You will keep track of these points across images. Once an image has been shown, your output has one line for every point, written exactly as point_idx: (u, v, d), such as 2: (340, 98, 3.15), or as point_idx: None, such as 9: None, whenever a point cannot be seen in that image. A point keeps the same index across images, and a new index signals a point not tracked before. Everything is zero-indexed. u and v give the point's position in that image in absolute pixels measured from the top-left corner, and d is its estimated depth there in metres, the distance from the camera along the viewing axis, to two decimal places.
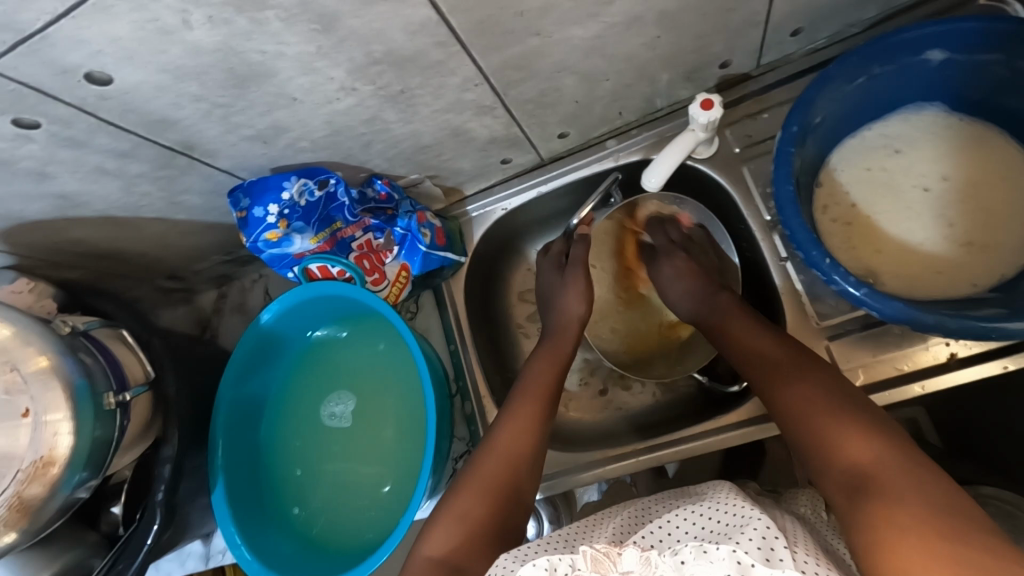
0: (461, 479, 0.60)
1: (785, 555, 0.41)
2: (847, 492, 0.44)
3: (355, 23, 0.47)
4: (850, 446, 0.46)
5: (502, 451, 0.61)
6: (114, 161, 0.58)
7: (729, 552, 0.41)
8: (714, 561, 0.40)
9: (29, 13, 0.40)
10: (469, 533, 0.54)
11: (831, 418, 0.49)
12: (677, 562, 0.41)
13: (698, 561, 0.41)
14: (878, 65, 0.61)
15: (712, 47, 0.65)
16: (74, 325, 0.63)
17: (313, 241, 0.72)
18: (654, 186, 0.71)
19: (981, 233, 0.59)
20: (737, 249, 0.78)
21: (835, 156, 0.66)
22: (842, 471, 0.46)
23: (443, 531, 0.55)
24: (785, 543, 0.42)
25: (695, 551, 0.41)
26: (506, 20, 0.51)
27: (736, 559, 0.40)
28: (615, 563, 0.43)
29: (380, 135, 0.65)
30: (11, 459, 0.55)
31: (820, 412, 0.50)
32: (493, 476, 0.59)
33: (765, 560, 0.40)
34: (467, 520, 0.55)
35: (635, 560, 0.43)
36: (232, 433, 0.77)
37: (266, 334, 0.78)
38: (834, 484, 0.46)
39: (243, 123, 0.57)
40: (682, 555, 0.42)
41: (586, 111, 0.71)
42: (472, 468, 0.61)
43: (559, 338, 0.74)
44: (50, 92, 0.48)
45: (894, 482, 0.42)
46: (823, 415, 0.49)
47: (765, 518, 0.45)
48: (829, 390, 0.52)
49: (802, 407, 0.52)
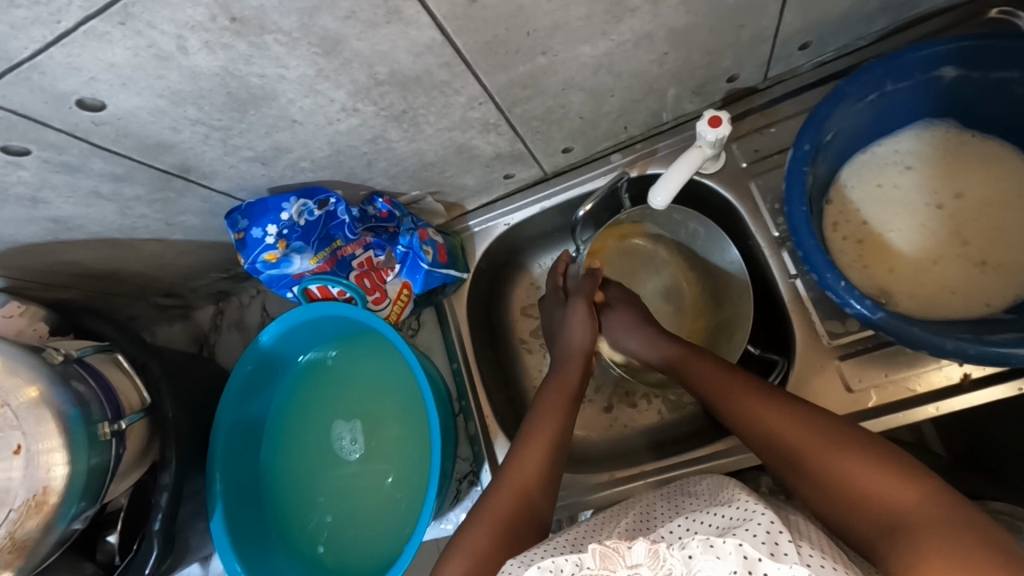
0: (472, 512, 0.59)
1: (790, 550, 0.40)
2: (884, 537, 0.43)
3: (361, 46, 0.46)
4: (878, 488, 0.45)
5: (513, 483, 0.60)
6: (109, 185, 0.56)
7: (735, 547, 0.41)
8: (721, 556, 0.40)
9: (17, 41, 0.38)
10: (479, 563, 0.53)
11: (845, 454, 0.48)
12: (685, 556, 0.41)
13: (705, 556, 0.40)
14: (890, 82, 0.60)
15: (722, 62, 0.63)
16: (67, 351, 0.61)
17: (313, 261, 0.70)
18: (661, 205, 0.66)
19: (995, 252, 0.58)
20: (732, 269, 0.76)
21: (846, 172, 0.65)
22: (873, 514, 0.45)
23: (454, 563, 0.54)
24: (790, 538, 0.41)
25: (702, 545, 0.41)
26: (512, 40, 0.50)
27: (742, 553, 0.40)
28: (624, 556, 0.42)
29: (384, 153, 0.63)
30: (4, 496, 0.53)
31: (835, 448, 0.49)
32: (503, 510, 0.58)
33: (771, 554, 0.40)
34: (475, 550, 0.54)
35: (644, 552, 0.42)
36: (231, 458, 0.75)
37: (265, 356, 0.76)
38: (868, 531, 0.45)
39: (243, 145, 0.55)
40: (689, 549, 0.41)
41: (591, 127, 0.69)
42: (486, 499, 0.60)
43: (564, 367, 0.72)
44: (42, 118, 0.46)
45: (939, 521, 0.41)
46: (837, 454, 0.49)
47: (769, 512, 0.44)
48: (830, 424, 0.51)
49: (814, 449, 0.50)
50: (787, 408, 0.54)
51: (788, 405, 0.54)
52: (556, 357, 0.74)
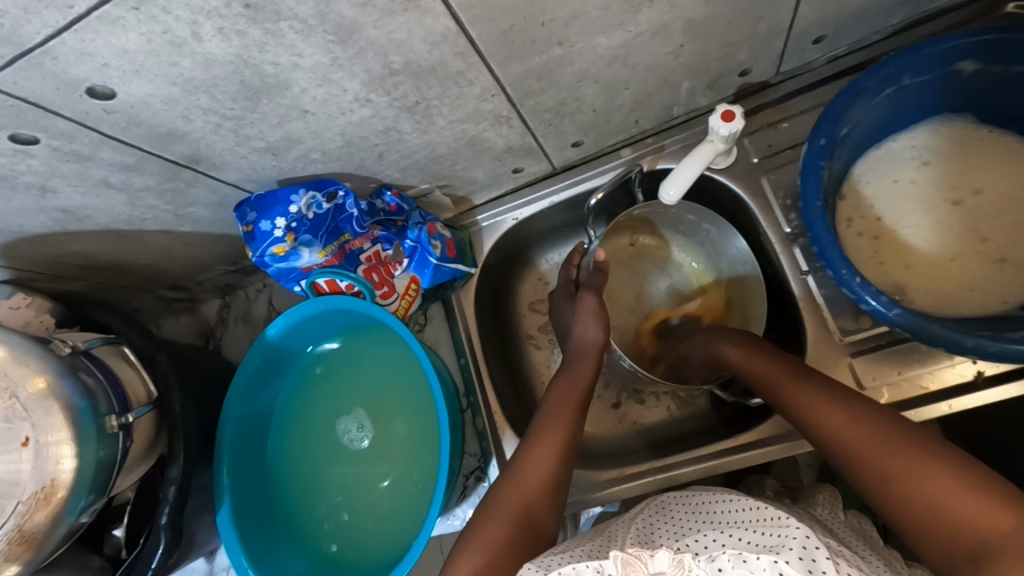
0: (481, 510, 0.59)
1: (828, 568, 0.40)
2: (972, 563, 0.42)
3: (375, 34, 0.45)
4: (964, 509, 0.43)
5: (522, 479, 0.60)
6: (119, 175, 0.56)
7: (771, 563, 0.40)
8: (756, 570, 0.40)
9: (30, 26, 0.38)
10: (493, 559, 0.53)
11: (927, 471, 0.46)
12: (714, 569, 0.41)
13: (737, 569, 0.41)
14: (908, 76, 0.59)
15: (737, 56, 0.63)
16: (73, 344, 0.61)
17: (322, 254, 0.70)
18: (671, 199, 0.66)
19: (1013, 249, 0.58)
20: (744, 262, 0.74)
21: (861, 167, 0.64)
22: (960, 537, 0.43)
23: (468, 559, 0.54)
24: (827, 555, 0.41)
25: (734, 559, 0.41)
26: (529, 30, 0.49)
27: (778, 570, 0.40)
28: (647, 564, 0.42)
29: (394, 146, 0.63)
30: (13, 488, 0.52)
31: (918, 463, 0.46)
32: (515, 507, 0.57)
33: (807, 571, 0.40)
34: (489, 547, 0.54)
35: (668, 561, 0.42)
36: (238, 452, 0.74)
37: (273, 349, 0.75)
38: (955, 555, 0.43)
39: (253, 135, 0.55)
40: (719, 562, 0.42)
41: (604, 120, 0.69)
42: (494, 495, 0.59)
43: (579, 363, 0.71)
44: (53, 106, 0.45)
45: None
46: (918, 470, 0.46)
47: (804, 527, 0.44)
48: (912, 434, 0.49)
49: (890, 461, 0.48)
50: (859, 416, 0.52)
51: (873, 424, 0.51)
52: (568, 356, 0.74)
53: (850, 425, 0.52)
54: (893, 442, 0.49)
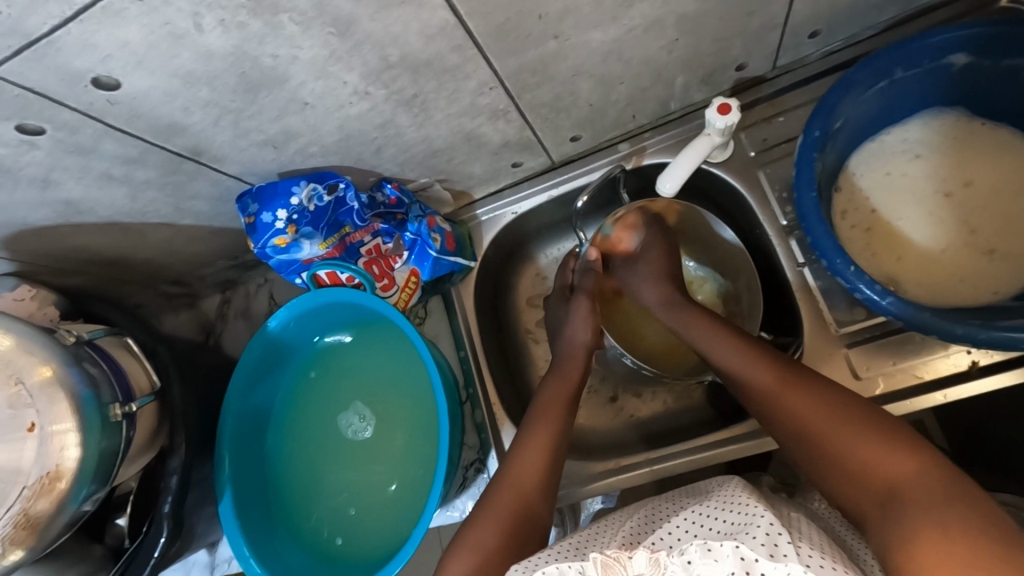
0: (473, 512, 0.59)
1: (789, 551, 0.41)
2: (881, 508, 0.45)
3: (373, 27, 0.46)
4: (884, 463, 0.46)
5: (513, 480, 0.60)
6: (121, 167, 0.56)
7: (733, 549, 0.41)
8: (720, 559, 0.40)
9: (36, 17, 0.39)
10: (485, 561, 0.54)
11: (853, 432, 0.49)
12: (684, 562, 0.41)
13: (703, 559, 0.41)
14: (900, 68, 0.60)
15: (731, 51, 0.63)
16: (77, 334, 0.61)
17: (323, 246, 0.70)
18: (668, 192, 0.67)
19: (1004, 240, 0.58)
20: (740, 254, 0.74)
21: (855, 160, 0.65)
22: (874, 486, 0.46)
23: (459, 560, 0.55)
24: (788, 539, 0.42)
25: (700, 550, 0.42)
26: (524, 24, 0.50)
27: (740, 555, 0.40)
28: (625, 567, 0.43)
29: (393, 139, 0.63)
30: (18, 475, 0.54)
31: (844, 424, 0.50)
32: (506, 509, 0.58)
33: (769, 555, 0.40)
34: (480, 550, 0.55)
35: (645, 562, 0.42)
36: (238, 445, 0.75)
37: (273, 343, 0.76)
38: (868, 502, 0.46)
39: (253, 129, 0.55)
40: (687, 554, 0.42)
41: (600, 115, 0.69)
42: (488, 496, 0.60)
43: (565, 366, 0.72)
44: (57, 97, 0.46)
45: (937, 499, 0.42)
46: (845, 431, 0.49)
47: (768, 514, 0.44)
48: (842, 399, 0.52)
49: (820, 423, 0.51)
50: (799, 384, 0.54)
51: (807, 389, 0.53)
52: (556, 359, 0.74)
53: (787, 391, 0.54)
54: (824, 405, 0.52)
